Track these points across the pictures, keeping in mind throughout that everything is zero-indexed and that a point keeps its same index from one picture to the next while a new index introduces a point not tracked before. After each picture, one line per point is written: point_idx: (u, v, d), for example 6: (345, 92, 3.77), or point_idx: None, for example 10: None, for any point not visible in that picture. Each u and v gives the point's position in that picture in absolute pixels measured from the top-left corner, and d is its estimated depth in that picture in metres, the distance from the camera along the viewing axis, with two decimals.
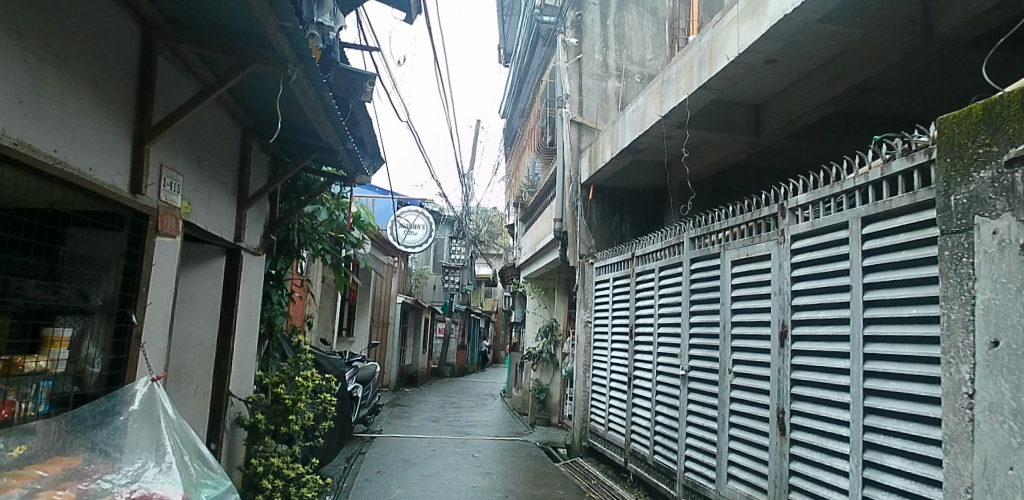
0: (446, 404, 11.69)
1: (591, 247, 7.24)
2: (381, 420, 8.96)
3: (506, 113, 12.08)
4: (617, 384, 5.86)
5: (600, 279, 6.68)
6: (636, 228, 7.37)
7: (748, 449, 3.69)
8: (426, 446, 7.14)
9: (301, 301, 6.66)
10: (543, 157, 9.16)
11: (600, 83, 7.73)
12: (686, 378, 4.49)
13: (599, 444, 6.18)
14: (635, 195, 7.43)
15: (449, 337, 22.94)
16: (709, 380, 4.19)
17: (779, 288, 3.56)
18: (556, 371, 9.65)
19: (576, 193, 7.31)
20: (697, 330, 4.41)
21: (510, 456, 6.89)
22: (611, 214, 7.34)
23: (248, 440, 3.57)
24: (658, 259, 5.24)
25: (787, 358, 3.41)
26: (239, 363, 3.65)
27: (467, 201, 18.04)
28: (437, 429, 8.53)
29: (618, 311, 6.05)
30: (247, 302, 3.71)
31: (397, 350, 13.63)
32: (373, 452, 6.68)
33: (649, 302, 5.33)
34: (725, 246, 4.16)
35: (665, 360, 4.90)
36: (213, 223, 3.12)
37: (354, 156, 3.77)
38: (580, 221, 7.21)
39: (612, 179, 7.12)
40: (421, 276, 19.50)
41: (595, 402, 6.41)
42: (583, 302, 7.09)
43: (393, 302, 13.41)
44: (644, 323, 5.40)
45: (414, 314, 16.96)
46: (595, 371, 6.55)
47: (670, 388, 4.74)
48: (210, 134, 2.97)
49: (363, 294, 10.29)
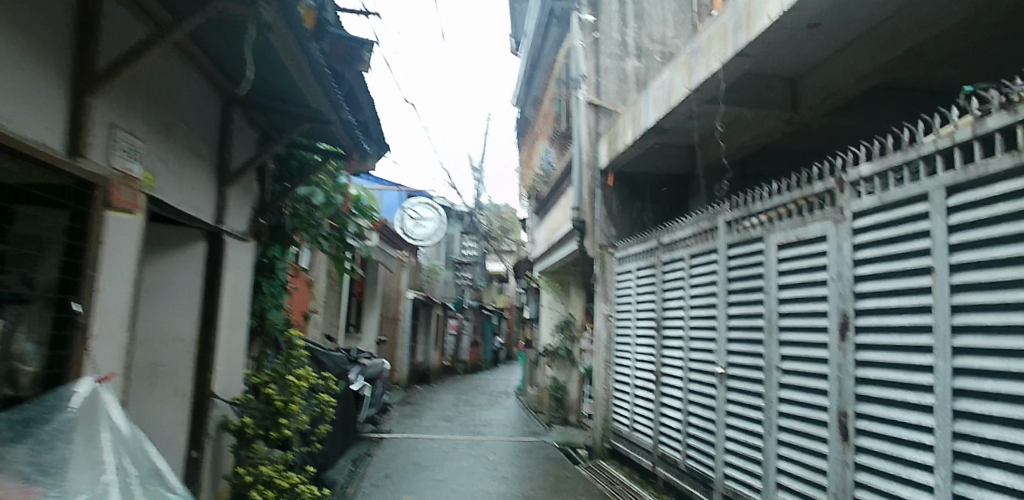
0: (459, 401, 11.30)
1: (611, 237, 6.78)
2: (391, 418, 8.59)
3: (518, 103, 11.61)
4: (643, 383, 5.40)
5: (622, 270, 6.22)
6: (659, 216, 6.91)
7: (801, 457, 3.23)
8: (437, 448, 6.74)
9: (303, 295, 6.27)
10: (558, 143, 8.69)
11: (619, 63, 7.19)
12: (724, 375, 4.03)
13: (623, 446, 5.74)
14: (658, 181, 6.97)
15: (461, 334, 22.59)
16: (752, 379, 3.74)
17: (837, 274, 3.09)
18: (573, 368, 9.23)
19: (594, 179, 6.85)
20: (737, 323, 3.95)
21: (526, 458, 6.48)
22: (632, 201, 6.89)
23: (234, 448, 3.16)
24: (688, 247, 4.78)
25: (849, 353, 2.95)
26: (226, 363, 3.23)
27: (479, 195, 17.63)
28: (450, 429, 8.14)
29: (643, 305, 5.60)
30: (236, 295, 3.32)
31: (407, 347, 13.28)
32: (382, 454, 6.30)
33: (679, 293, 4.87)
34: (770, 228, 3.70)
35: (698, 355, 4.44)
36: (189, 202, 2.72)
37: (350, 127, 3.35)
38: (599, 210, 6.76)
39: (633, 163, 6.66)
40: (432, 271, 19.12)
41: (617, 402, 5.98)
42: (602, 295, 6.64)
43: (403, 298, 13.09)
44: (673, 316, 4.95)
45: (425, 310, 16.57)
46: (617, 369, 6.10)
47: (705, 387, 4.28)
48: (179, 97, 2.57)
49: (371, 289, 9.92)
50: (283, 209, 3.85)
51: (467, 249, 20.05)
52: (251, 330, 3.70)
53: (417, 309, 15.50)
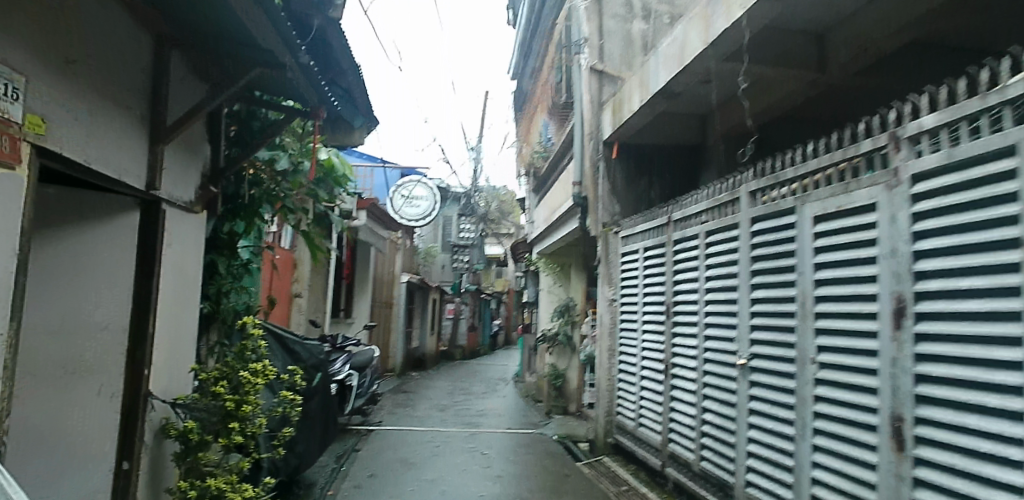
0: (455, 389, 10.90)
1: (615, 214, 6.27)
2: (382, 407, 8.16)
3: (516, 75, 11.02)
4: (651, 374, 4.95)
5: (627, 250, 5.73)
6: (667, 191, 6.40)
7: (843, 465, 2.76)
8: (429, 442, 6.31)
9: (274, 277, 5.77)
10: (558, 116, 8.14)
11: (624, 25, 6.60)
12: (746, 369, 3.58)
13: (628, 442, 5.31)
14: (666, 153, 6.45)
15: (459, 318, 22.20)
16: (780, 373, 3.28)
17: (889, 249, 2.58)
18: (574, 355, 8.80)
19: (597, 152, 6.36)
20: (763, 309, 3.48)
21: (524, 453, 6.04)
22: (639, 175, 6.38)
23: (177, 457, 2.70)
24: (703, 222, 4.29)
25: (906, 345, 2.45)
26: (169, 356, 2.74)
27: (477, 176, 17.08)
28: (443, 419, 7.72)
29: (651, 288, 5.12)
30: (180, 275, 2.82)
31: (402, 332, 12.85)
32: (369, 449, 5.87)
33: (692, 275, 4.38)
34: (803, 199, 3.20)
35: (714, 345, 3.99)
36: (109, 160, 2.20)
37: (310, 75, 2.82)
38: (602, 185, 6.25)
39: (639, 134, 6.13)
40: (429, 254, 18.66)
41: (622, 393, 5.53)
42: (605, 278, 6.15)
43: (397, 282, 12.64)
44: (685, 300, 4.48)
45: (422, 293, 16.13)
46: (621, 358, 5.64)
47: (723, 381, 3.83)
48: (87, 26, 2.01)
49: (362, 273, 9.44)
50: (241, 177, 3.34)
51: (465, 232, 19.57)
52: (202, 316, 3.20)
53: (412, 293, 15.05)
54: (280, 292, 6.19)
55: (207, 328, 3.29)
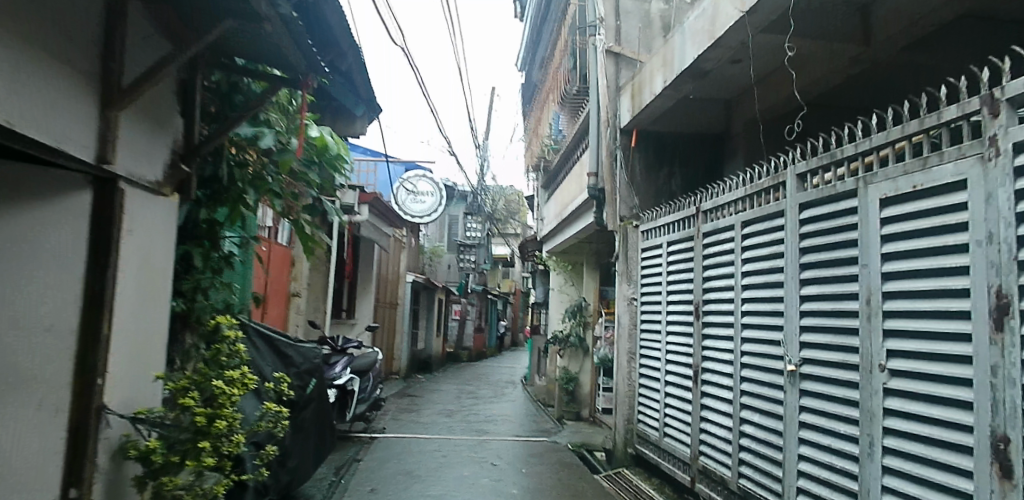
0: (462, 392, 10.49)
1: (635, 205, 5.79)
2: (386, 413, 7.74)
3: (524, 66, 10.64)
4: (677, 380, 4.52)
5: (647, 245, 5.29)
6: (689, 183, 5.95)
7: (925, 493, 2.32)
8: (435, 452, 5.88)
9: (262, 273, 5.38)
10: (570, 105, 7.73)
11: (642, 4, 6.19)
12: (796, 376, 3.14)
13: (651, 454, 4.87)
14: (687, 142, 6.01)
15: (465, 319, 21.72)
16: (840, 381, 2.84)
17: (986, 234, 2.11)
18: (587, 358, 8.44)
19: (614, 140, 5.88)
20: (815, 308, 3.05)
21: (536, 464, 5.62)
22: (658, 163, 5.91)
23: (139, 483, 2.27)
24: (739, 211, 3.86)
25: (1008, 352, 1.98)
26: (131, 363, 2.33)
27: (483, 175, 16.64)
28: (450, 426, 7.28)
29: (676, 286, 4.69)
30: (146, 268, 2.42)
31: (407, 334, 12.41)
32: (370, 460, 5.46)
33: (726, 271, 3.95)
34: (865, 180, 2.76)
35: (755, 348, 3.56)
36: (40, 124, 1.78)
37: (296, 34, 2.42)
38: (621, 175, 5.77)
39: (660, 120, 5.68)
40: (434, 254, 18.22)
41: (644, 400, 5.09)
42: (623, 276, 5.67)
43: (401, 281, 12.20)
44: (717, 299, 4.05)
45: (427, 294, 15.75)
46: (642, 362, 5.21)
47: (767, 390, 3.40)
48: None
49: (365, 272, 9.01)
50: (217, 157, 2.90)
51: (471, 231, 19.18)
52: (173, 317, 2.78)
53: (417, 293, 14.59)
54: (274, 290, 5.79)
55: (181, 329, 2.88)
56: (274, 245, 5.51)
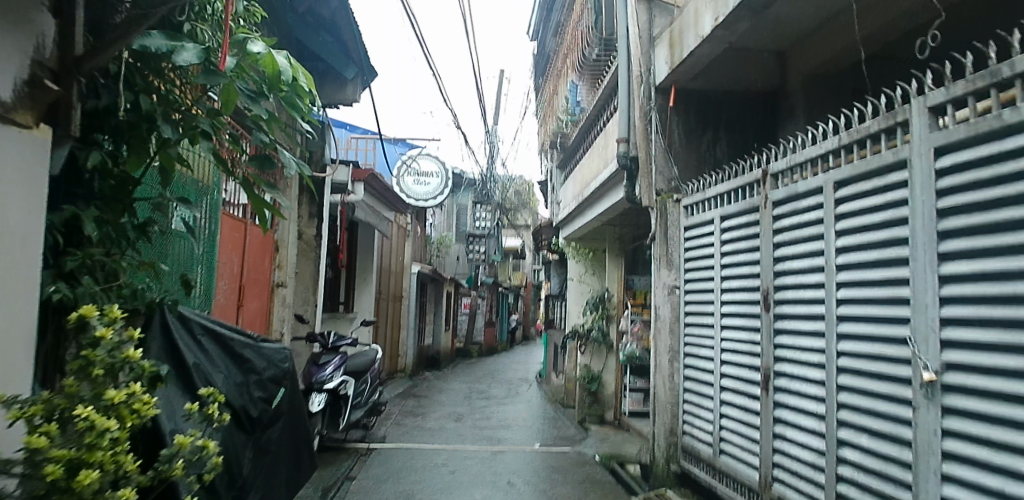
0: (473, 392, 9.67)
1: (675, 175, 4.83)
2: (387, 418, 6.92)
3: (537, 36, 9.73)
4: (741, 387, 3.65)
5: (693, 223, 4.39)
6: (735, 149, 5.03)
7: None
8: (440, 467, 5.04)
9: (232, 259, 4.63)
10: (590, 70, 6.84)
11: None
12: (933, 388, 2.26)
13: (704, 475, 4.03)
14: (733, 102, 5.09)
15: (475, 314, 20.92)
16: (1016, 397, 1.94)
17: None
18: (610, 355, 7.63)
19: (648, 99, 4.94)
20: (966, 292, 2.14)
21: (560, 482, 4.79)
22: (699, 127, 4.97)
23: None
24: (830, 170, 2.96)
25: None
26: None
27: (493, 161, 15.79)
28: (459, 433, 6.44)
29: (734, 270, 3.81)
30: None
31: (413, 329, 11.61)
32: (365, 478, 4.64)
33: (812, 249, 3.06)
34: None
35: (862, 349, 2.67)
36: None
37: None
38: (658, 140, 4.82)
39: (704, 74, 4.75)
40: (442, 244, 17.41)
41: (693, 408, 4.21)
42: (660, 260, 4.70)
43: (406, 272, 11.37)
44: (798, 286, 3.17)
45: (435, 287, 14.94)
46: (687, 363, 4.34)
47: (883, 405, 2.53)
48: None
49: (363, 261, 8.19)
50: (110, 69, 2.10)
51: (481, 222, 18.37)
52: (47, 307, 1.93)
53: (424, 286, 13.79)
54: (251, 279, 5.03)
55: (54, 322, 2.02)
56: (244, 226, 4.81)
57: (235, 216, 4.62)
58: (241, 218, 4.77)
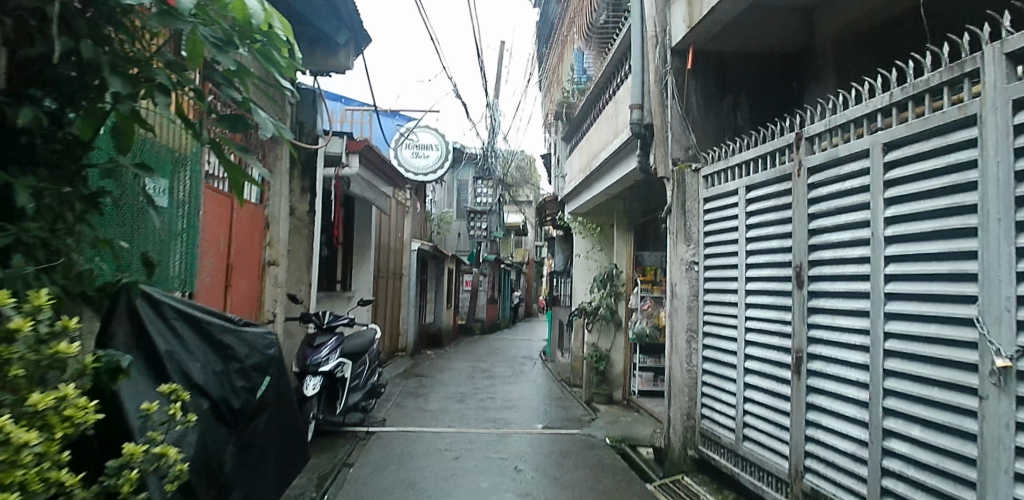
0: (476, 371, 9.46)
1: (692, 144, 4.47)
2: (388, 400, 6.69)
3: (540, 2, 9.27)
4: (769, 370, 3.37)
5: (713, 194, 4.06)
6: (756, 115, 4.67)
7: None
8: (443, 451, 4.81)
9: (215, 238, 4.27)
10: (598, 34, 6.45)
11: None
12: (1005, 376, 1.96)
13: (725, 462, 3.77)
14: (755, 64, 4.70)
15: (477, 291, 20.68)
16: None
17: None
18: (618, 333, 7.42)
19: (664, 61, 4.57)
20: None
21: (570, 467, 4.55)
22: (719, 92, 4.60)
23: None
24: (879, 130, 2.63)
25: None
26: None
27: (495, 135, 15.38)
28: (462, 415, 6.21)
29: (762, 244, 3.50)
30: None
31: (413, 307, 11.35)
32: (365, 465, 4.40)
33: (854, 220, 2.75)
34: None
35: (915, 330, 2.38)
36: None
37: None
38: (675, 105, 4.46)
39: (725, 34, 4.37)
40: (443, 220, 17.09)
41: (713, 392, 3.95)
42: (678, 234, 4.38)
43: (406, 250, 11.08)
44: (837, 261, 2.87)
45: (436, 264, 14.66)
46: (706, 344, 4.06)
47: (941, 393, 2.25)
48: None
49: (361, 238, 7.88)
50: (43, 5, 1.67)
51: (482, 198, 18.02)
52: None
53: (425, 263, 13.51)
54: (240, 257, 4.74)
55: None
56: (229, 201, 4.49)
57: (220, 191, 4.31)
58: (228, 193, 4.46)
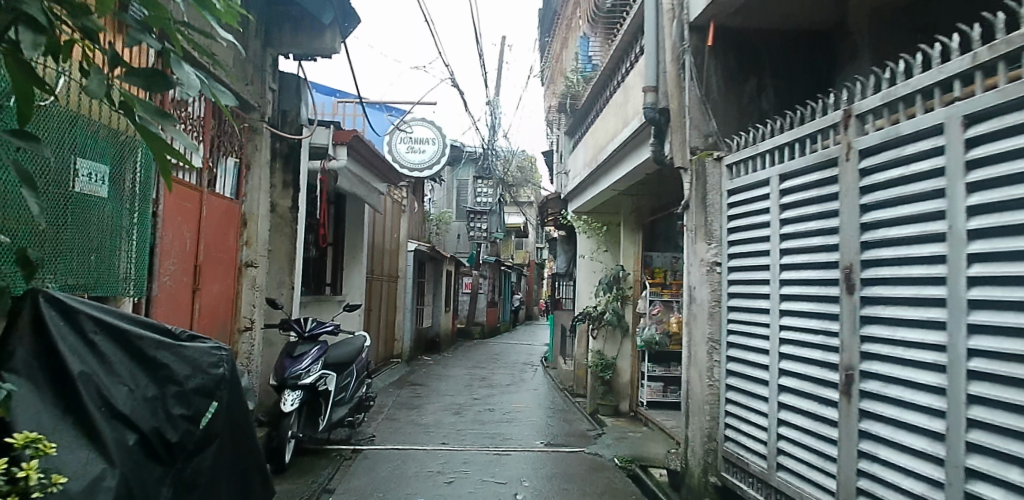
0: (474, 379, 8.99)
1: (713, 130, 4.02)
2: (379, 412, 6.23)
3: None
4: (811, 389, 2.90)
5: (740, 187, 3.60)
6: (783, 99, 4.20)
7: None
8: (436, 475, 4.33)
9: (176, 238, 3.76)
10: (605, 18, 5.98)
11: None
12: None
13: (755, 493, 3.30)
14: (781, 42, 4.22)
15: (477, 293, 20.23)
16: None
17: None
18: (625, 340, 6.97)
19: (681, 39, 4.10)
20: None
21: (576, 493, 4.08)
22: (741, 73, 4.13)
23: None
24: (956, 101, 2.16)
25: None
26: None
27: (495, 133, 14.91)
28: (458, 429, 5.74)
29: (800, 243, 3.03)
30: None
31: (410, 310, 10.88)
32: (347, 491, 3.93)
33: (924, 212, 2.28)
34: None
35: (1008, 347, 1.90)
36: None
37: None
38: (693, 88, 4.01)
39: (751, 8, 3.89)
40: (441, 220, 16.61)
41: (740, 412, 3.48)
42: (698, 231, 3.90)
43: (402, 250, 10.59)
44: (900, 262, 2.40)
45: (434, 266, 14.20)
46: (731, 356, 3.60)
47: None
48: None
49: (352, 238, 7.41)
50: None
51: (482, 198, 17.57)
52: None
53: (422, 265, 13.05)
54: (211, 257, 4.27)
55: None
56: (195, 195, 4.01)
57: (185, 182, 3.86)
58: (195, 185, 4.02)
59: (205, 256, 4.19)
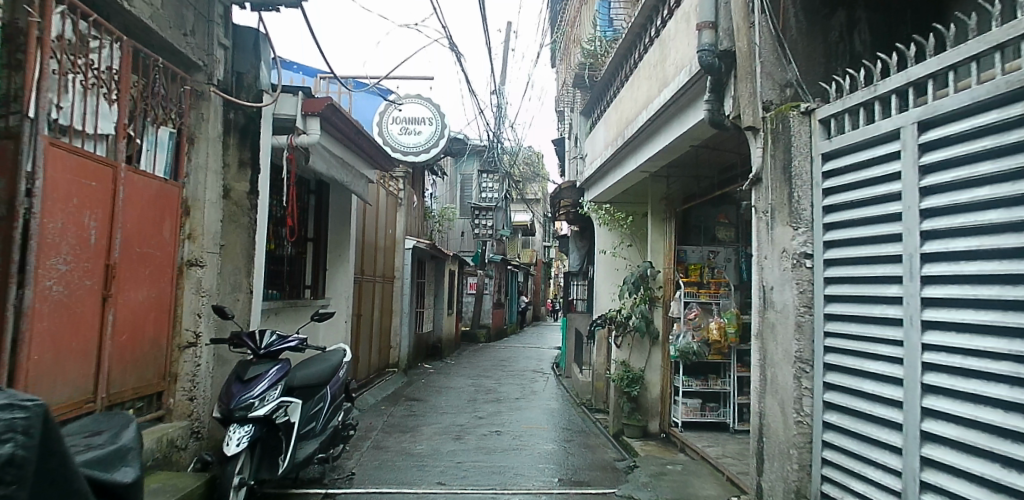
0: (479, 391, 8.01)
1: (792, 77, 3.00)
2: (365, 439, 5.25)
3: None
4: (985, 445, 1.87)
5: (846, 148, 2.57)
6: (880, 38, 3.17)
7: None
8: None
9: (71, 229, 2.79)
10: None
11: None
12: None
13: None
14: None
15: (481, 294, 19.29)
16: None
17: None
18: (654, 349, 5.94)
19: None
20: None
21: None
22: (827, 4, 3.11)
23: None
24: None
25: None
26: None
27: (501, 122, 13.93)
28: (458, 460, 4.75)
29: (959, 223, 2.01)
30: None
31: (408, 314, 9.92)
32: None
33: None
34: None
35: None
36: None
37: None
38: (766, 21, 2.99)
39: None
40: (444, 217, 15.63)
41: (849, 463, 2.47)
42: (777, 212, 2.88)
43: (400, 248, 9.61)
44: None
45: (436, 265, 13.26)
46: (835, 385, 2.59)
47: None
48: None
49: (338, 233, 6.44)
50: None
51: (487, 193, 16.61)
52: None
53: (422, 264, 12.08)
54: (134, 254, 3.30)
55: None
56: (103, 172, 3.02)
57: (87, 152, 2.88)
58: (105, 157, 3.04)
59: (121, 254, 3.18)
